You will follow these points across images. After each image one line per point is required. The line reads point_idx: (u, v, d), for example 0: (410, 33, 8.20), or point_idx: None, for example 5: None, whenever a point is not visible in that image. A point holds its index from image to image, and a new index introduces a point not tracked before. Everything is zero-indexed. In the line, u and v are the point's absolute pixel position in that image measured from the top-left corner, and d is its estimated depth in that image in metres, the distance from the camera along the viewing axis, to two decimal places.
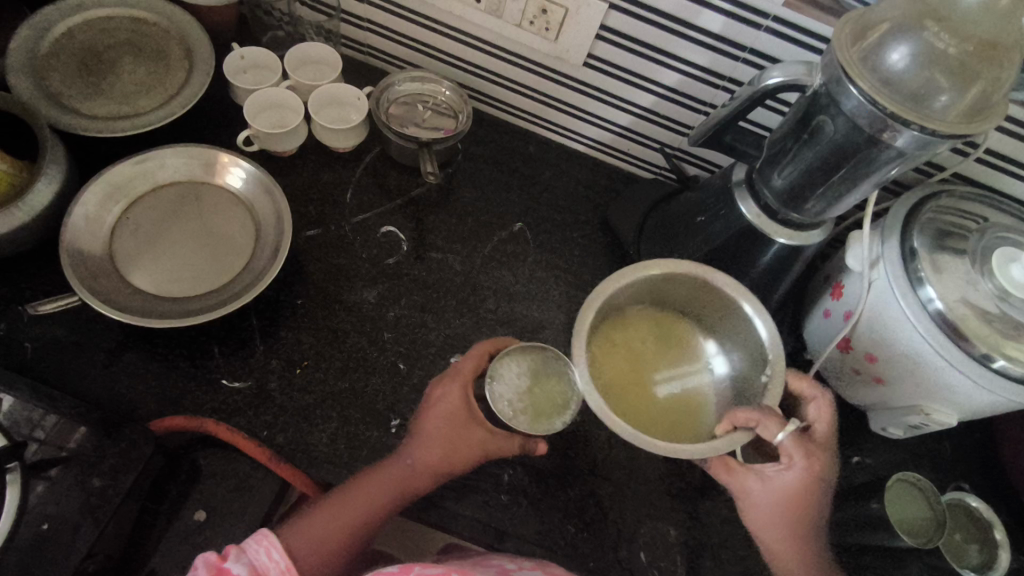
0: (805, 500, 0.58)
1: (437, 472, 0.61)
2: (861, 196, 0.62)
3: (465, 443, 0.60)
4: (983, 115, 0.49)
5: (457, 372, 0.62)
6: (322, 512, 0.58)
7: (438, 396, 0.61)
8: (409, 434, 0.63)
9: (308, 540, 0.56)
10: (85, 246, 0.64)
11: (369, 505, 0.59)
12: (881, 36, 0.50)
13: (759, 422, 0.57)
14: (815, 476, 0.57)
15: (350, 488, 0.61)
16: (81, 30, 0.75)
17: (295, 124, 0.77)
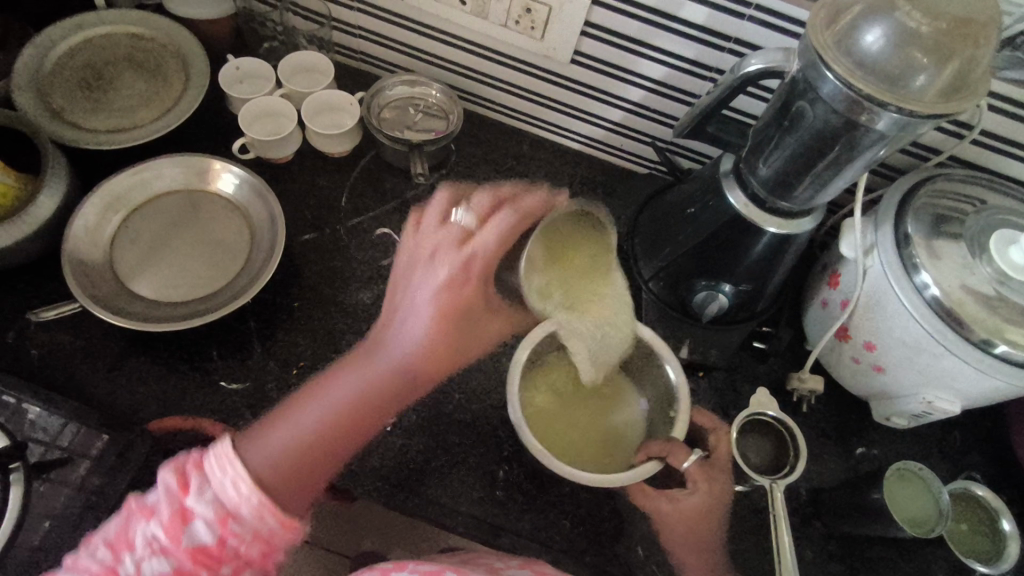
0: (705, 518, 0.67)
1: (420, 374, 0.64)
2: (847, 180, 0.61)
3: (465, 327, 0.67)
4: (960, 94, 0.48)
5: (468, 276, 0.67)
6: (283, 434, 0.57)
7: (437, 296, 0.65)
8: (385, 343, 0.65)
9: (273, 458, 0.54)
10: (86, 254, 0.67)
11: (353, 410, 0.60)
12: (853, 19, 0.49)
13: (670, 452, 0.65)
14: (714, 497, 0.67)
15: (323, 396, 0.62)
16: (82, 47, 0.78)
17: (289, 131, 0.79)
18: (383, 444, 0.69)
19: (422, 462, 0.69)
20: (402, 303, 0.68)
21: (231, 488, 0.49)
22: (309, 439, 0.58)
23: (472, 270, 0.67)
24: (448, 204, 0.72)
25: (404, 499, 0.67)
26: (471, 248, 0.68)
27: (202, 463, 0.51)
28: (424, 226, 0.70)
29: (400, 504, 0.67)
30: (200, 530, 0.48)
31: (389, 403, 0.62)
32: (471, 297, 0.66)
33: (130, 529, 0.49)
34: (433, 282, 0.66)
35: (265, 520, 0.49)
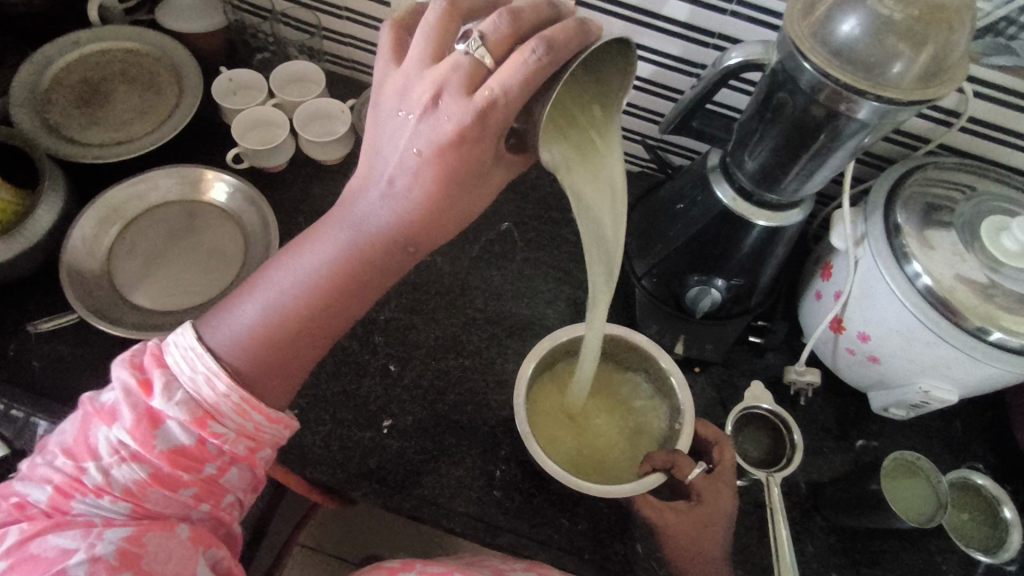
0: (711, 534, 0.62)
1: (404, 228, 0.50)
2: (833, 171, 0.61)
3: (461, 193, 0.48)
4: (938, 80, 0.48)
5: (474, 68, 0.44)
6: (255, 305, 0.50)
7: (436, 132, 0.45)
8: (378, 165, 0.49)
9: (249, 349, 0.49)
10: (84, 266, 0.68)
11: (337, 297, 0.50)
12: (828, 9, 0.50)
13: (674, 464, 0.63)
14: (721, 510, 0.62)
15: (298, 257, 0.51)
16: (77, 64, 0.79)
17: (282, 140, 0.80)
18: (380, 447, 0.70)
19: (419, 463, 0.69)
20: (377, 152, 0.49)
21: (207, 386, 0.47)
22: (300, 296, 0.50)
23: (489, 123, 0.44)
24: (446, 36, 0.46)
25: (402, 501, 0.67)
26: (488, 95, 0.43)
27: (162, 355, 0.48)
28: (407, 64, 0.47)
29: (398, 506, 0.67)
30: (174, 430, 0.46)
31: (380, 266, 0.51)
32: (479, 158, 0.46)
33: (89, 434, 0.47)
34: (432, 132, 0.45)
35: (248, 417, 0.48)
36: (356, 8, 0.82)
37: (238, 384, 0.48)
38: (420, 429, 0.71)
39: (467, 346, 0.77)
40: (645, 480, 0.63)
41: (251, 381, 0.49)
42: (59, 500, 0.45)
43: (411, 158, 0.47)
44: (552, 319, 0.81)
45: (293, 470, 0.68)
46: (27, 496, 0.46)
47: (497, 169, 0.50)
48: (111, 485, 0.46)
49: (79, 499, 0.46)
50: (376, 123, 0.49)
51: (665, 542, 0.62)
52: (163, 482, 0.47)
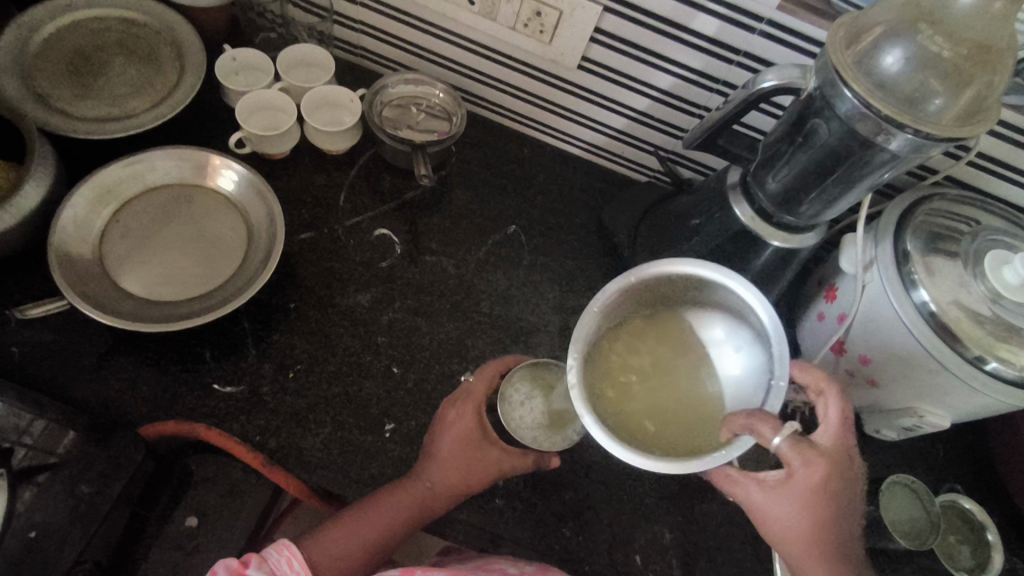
0: (825, 518, 0.50)
1: (452, 494, 0.62)
2: (854, 199, 0.62)
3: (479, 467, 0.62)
4: (974, 119, 0.49)
5: (468, 393, 0.64)
6: (344, 532, 0.59)
7: (451, 418, 0.63)
8: (423, 454, 0.64)
9: (327, 555, 0.58)
10: (73, 249, 0.63)
11: (391, 530, 0.60)
12: (875, 39, 0.50)
13: (755, 423, 0.47)
14: (830, 487, 0.49)
15: (380, 507, 0.61)
16: (70, 31, 0.74)
17: (287, 127, 0.77)
18: (381, 452, 0.68)
19: None
20: (429, 451, 0.63)
21: (286, 564, 0.56)
22: (386, 532, 0.60)
23: (475, 400, 0.63)
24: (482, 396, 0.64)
25: None
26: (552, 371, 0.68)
27: (260, 553, 0.56)
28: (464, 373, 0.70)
29: None
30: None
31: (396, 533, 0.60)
32: (478, 441, 0.62)
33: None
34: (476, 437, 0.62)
35: None
36: None
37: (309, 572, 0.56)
38: (422, 434, 0.69)
39: (471, 351, 0.75)
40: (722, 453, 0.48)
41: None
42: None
43: (451, 435, 0.62)
44: (557, 326, 0.80)
45: (291, 473, 0.65)
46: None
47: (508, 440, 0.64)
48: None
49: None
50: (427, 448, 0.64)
51: (764, 524, 0.52)
52: None
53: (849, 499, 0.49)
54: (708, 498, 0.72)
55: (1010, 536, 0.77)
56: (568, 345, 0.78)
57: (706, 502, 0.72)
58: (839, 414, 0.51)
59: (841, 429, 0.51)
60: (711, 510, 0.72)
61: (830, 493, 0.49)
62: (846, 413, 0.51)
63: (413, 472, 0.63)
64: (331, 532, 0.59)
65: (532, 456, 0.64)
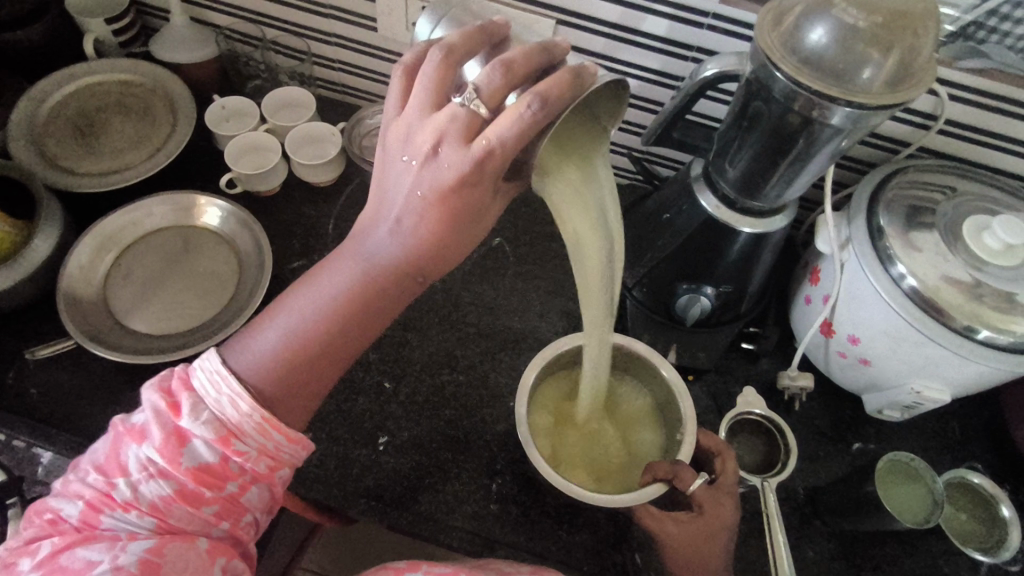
0: (711, 548, 0.61)
1: (415, 262, 0.51)
2: (813, 176, 0.62)
3: (468, 222, 0.50)
4: (906, 83, 0.49)
5: (425, 81, 0.48)
6: (279, 326, 0.51)
7: (407, 133, 0.49)
8: (384, 208, 0.51)
9: (260, 368, 0.49)
10: (80, 292, 0.69)
11: (353, 325, 0.51)
12: (795, 18, 0.51)
13: (675, 474, 0.63)
14: (721, 520, 0.62)
15: (318, 283, 0.51)
16: (75, 97, 0.81)
17: (274, 164, 0.82)
18: (375, 464, 0.70)
19: (415, 479, 0.69)
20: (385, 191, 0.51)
21: (231, 407, 0.47)
22: (330, 335, 0.51)
23: (489, 168, 0.47)
24: (445, 77, 0.48)
25: (398, 517, 0.67)
26: (486, 144, 0.45)
27: (190, 380, 0.48)
28: (410, 106, 0.49)
29: (394, 522, 0.67)
30: (200, 449, 0.46)
31: (362, 327, 0.52)
32: (479, 197, 0.49)
33: (122, 450, 0.47)
34: (434, 178, 0.48)
35: (269, 437, 0.47)
36: (345, 34, 0.84)
37: (260, 405, 0.47)
38: (415, 445, 0.71)
39: (460, 361, 0.77)
40: (642, 494, 0.62)
41: (271, 403, 0.49)
42: (91, 514, 0.45)
43: (416, 200, 0.49)
44: (545, 331, 0.82)
45: (291, 490, 0.68)
46: (60, 511, 0.46)
47: (496, 204, 0.52)
48: (138, 501, 0.45)
49: (108, 514, 0.45)
50: (386, 167, 0.51)
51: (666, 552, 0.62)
52: (187, 499, 0.46)
53: (731, 530, 0.62)
54: None
55: None
56: None
57: None
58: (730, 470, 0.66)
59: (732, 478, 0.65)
60: None
61: (722, 524, 0.61)
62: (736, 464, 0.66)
63: (372, 230, 0.52)
64: (287, 314, 0.51)
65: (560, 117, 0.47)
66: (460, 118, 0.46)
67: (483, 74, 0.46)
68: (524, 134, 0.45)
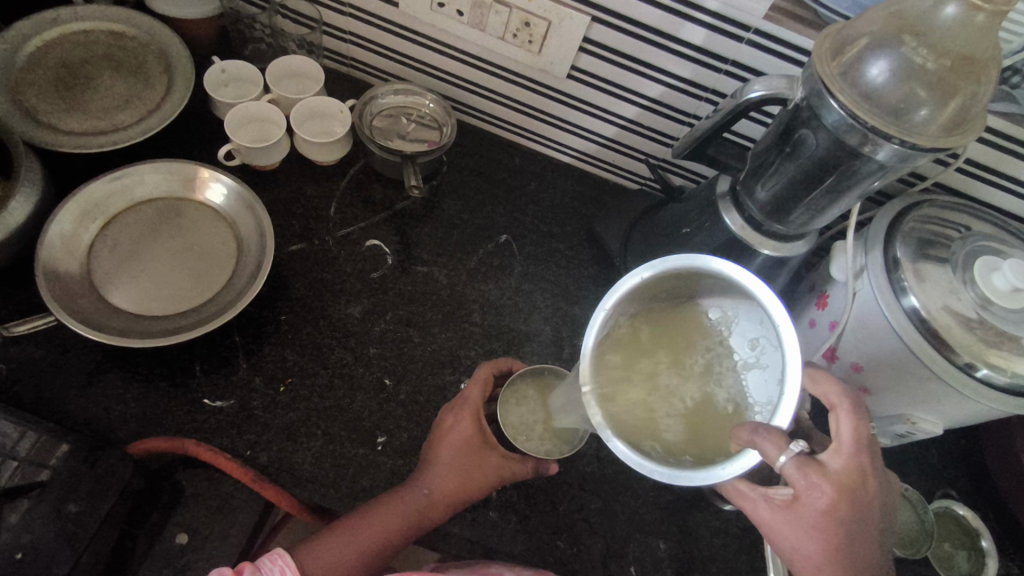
0: (836, 533, 0.49)
1: (452, 502, 0.62)
2: (844, 207, 0.62)
3: (480, 464, 0.62)
4: (961, 128, 0.49)
5: (465, 401, 0.65)
6: (341, 541, 0.59)
7: (449, 425, 0.64)
8: (422, 463, 0.64)
9: (320, 564, 0.58)
10: (61, 264, 0.63)
11: (383, 541, 0.59)
12: (859, 51, 0.50)
13: (757, 438, 0.41)
14: (834, 505, 0.48)
15: (363, 516, 0.61)
16: (58, 44, 0.74)
17: (276, 138, 0.76)
18: (373, 465, 0.67)
19: None
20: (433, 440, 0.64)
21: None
22: (363, 544, 0.59)
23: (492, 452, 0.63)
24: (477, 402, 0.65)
25: None
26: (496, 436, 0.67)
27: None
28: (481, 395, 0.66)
29: None
30: None
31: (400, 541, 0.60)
32: (484, 470, 0.62)
33: None
34: (477, 445, 0.63)
35: None
36: (363, 5, 0.78)
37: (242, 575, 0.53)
38: (414, 446, 0.69)
39: (463, 361, 0.75)
40: (729, 467, 0.42)
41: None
42: None
43: (442, 461, 0.62)
44: (550, 336, 0.80)
45: (282, 488, 0.65)
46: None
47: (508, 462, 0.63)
48: None
49: None
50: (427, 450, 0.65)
51: (776, 538, 0.52)
52: None
53: (859, 518, 0.49)
54: (702, 507, 0.72)
55: (1004, 541, 0.78)
56: (560, 354, 0.78)
57: (701, 511, 0.72)
58: (854, 429, 0.49)
59: (859, 443, 0.49)
60: (705, 518, 0.72)
61: (839, 516, 0.48)
62: (863, 421, 0.49)
63: (412, 481, 0.63)
64: (338, 530, 0.60)
65: (531, 462, 0.63)
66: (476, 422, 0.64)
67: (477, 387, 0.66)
68: (485, 387, 0.66)
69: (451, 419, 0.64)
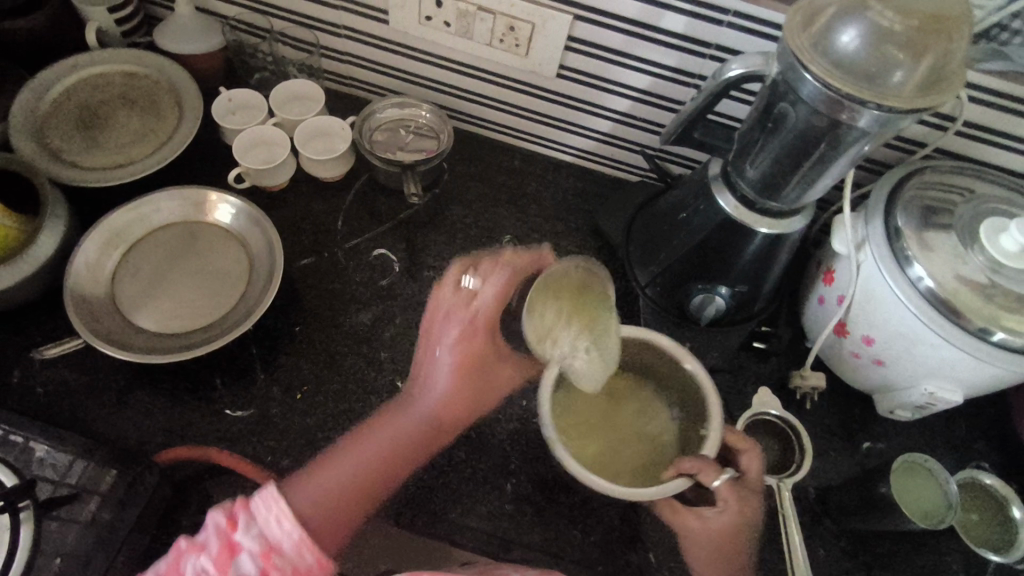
0: (731, 544, 0.62)
1: (456, 423, 0.66)
2: (835, 177, 0.62)
3: (484, 376, 0.66)
4: (937, 87, 0.49)
5: (472, 304, 0.65)
6: (349, 461, 0.60)
7: (452, 332, 0.65)
8: (420, 379, 0.66)
9: (315, 494, 0.56)
10: (87, 290, 0.67)
11: (395, 463, 0.62)
12: (827, 21, 0.51)
13: (700, 470, 0.60)
14: (741, 519, 0.62)
15: (360, 444, 0.62)
16: (77, 88, 0.79)
17: (282, 158, 0.80)
18: None
19: (430, 479, 0.69)
20: (427, 356, 0.67)
21: (275, 522, 0.49)
22: (374, 465, 0.61)
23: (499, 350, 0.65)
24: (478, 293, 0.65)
25: (414, 517, 0.67)
26: (493, 321, 0.65)
27: (249, 502, 0.50)
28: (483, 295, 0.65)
29: (410, 523, 0.67)
30: (246, 563, 0.47)
31: (415, 456, 0.63)
32: (486, 379, 0.66)
33: (181, 563, 0.48)
34: (484, 358, 0.65)
35: (305, 556, 0.49)
36: (356, 26, 0.82)
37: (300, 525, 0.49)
38: None
39: None
40: (666, 486, 0.60)
41: (313, 516, 0.54)
42: None
43: (449, 370, 0.65)
44: None
45: None
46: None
47: (513, 369, 0.68)
48: None
49: None
50: (423, 356, 0.67)
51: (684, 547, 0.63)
52: None
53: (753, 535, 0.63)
54: None
55: None
56: None
57: None
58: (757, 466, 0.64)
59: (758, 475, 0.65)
60: None
61: (737, 531, 0.62)
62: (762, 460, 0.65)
63: (415, 398, 0.65)
64: (346, 454, 0.61)
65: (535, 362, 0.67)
66: (482, 324, 0.64)
67: (483, 276, 0.66)
68: (503, 290, 0.65)
69: (449, 327, 0.65)
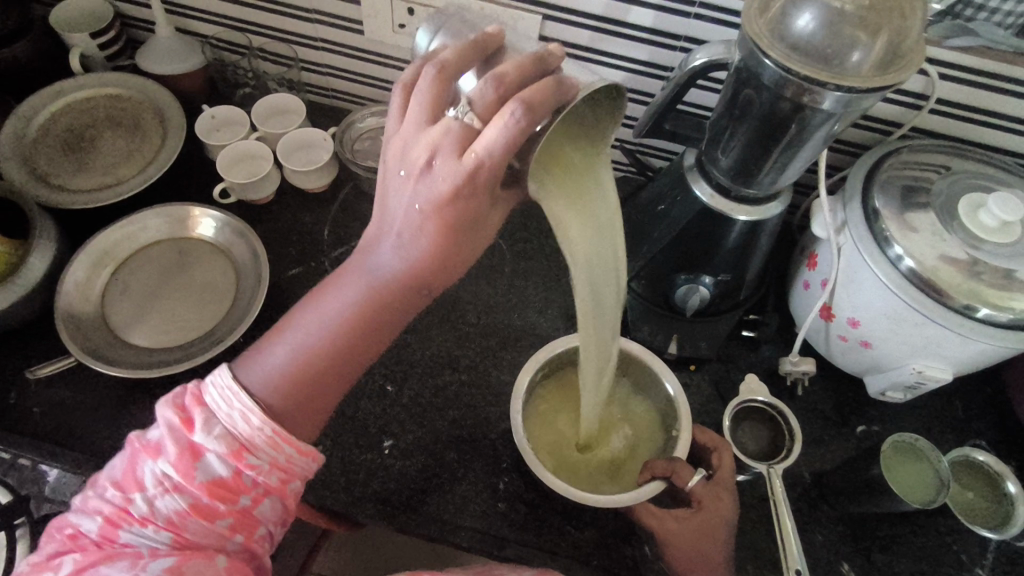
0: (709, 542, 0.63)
1: (425, 285, 0.52)
2: (807, 160, 0.62)
3: (468, 234, 0.50)
4: (895, 65, 0.50)
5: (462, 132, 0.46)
6: (304, 338, 0.52)
7: (427, 175, 0.47)
8: (390, 225, 0.51)
9: (274, 381, 0.50)
10: (78, 309, 0.69)
11: (362, 344, 0.52)
12: (782, 5, 0.51)
13: (674, 471, 0.64)
14: (719, 517, 0.63)
15: (320, 306, 0.52)
16: (62, 113, 0.81)
17: (265, 171, 0.82)
18: (382, 467, 0.70)
19: (423, 481, 0.69)
20: (386, 205, 0.51)
21: (242, 420, 0.47)
22: (335, 345, 0.52)
23: (479, 184, 0.46)
24: (442, 94, 0.47)
25: (408, 519, 0.67)
26: (476, 158, 0.45)
27: (202, 394, 0.48)
28: (470, 117, 0.46)
29: (404, 525, 0.67)
30: (214, 463, 0.46)
31: (383, 323, 0.52)
32: (477, 208, 0.48)
33: (137, 466, 0.47)
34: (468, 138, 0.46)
35: (281, 449, 0.47)
36: (332, 38, 0.83)
37: (271, 418, 0.48)
38: (420, 446, 0.72)
39: (462, 361, 0.78)
40: (645, 489, 0.63)
41: (282, 418, 0.49)
42: (109, 529, 0.45)
43: (415, 213, 0.49)
44: (546, 328, 0.82)
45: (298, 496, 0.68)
46: (80, 526, 0.46)
47: (495, 210, 0.52)
48: (156, 516, 0.45)
49: (127, 530, 0.45)
50: (389, 180, 0.51)
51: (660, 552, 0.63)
52: (202, 513, 0.46)
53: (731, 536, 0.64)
54: None
55: None
56: None
57: None
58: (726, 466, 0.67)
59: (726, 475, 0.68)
60: None
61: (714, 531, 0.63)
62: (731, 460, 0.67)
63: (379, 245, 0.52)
64: (302, 331, 0.52)
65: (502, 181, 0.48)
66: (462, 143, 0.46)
67: (485, 91, 0.45)
68: (513, 143, 0.44)
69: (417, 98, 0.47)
